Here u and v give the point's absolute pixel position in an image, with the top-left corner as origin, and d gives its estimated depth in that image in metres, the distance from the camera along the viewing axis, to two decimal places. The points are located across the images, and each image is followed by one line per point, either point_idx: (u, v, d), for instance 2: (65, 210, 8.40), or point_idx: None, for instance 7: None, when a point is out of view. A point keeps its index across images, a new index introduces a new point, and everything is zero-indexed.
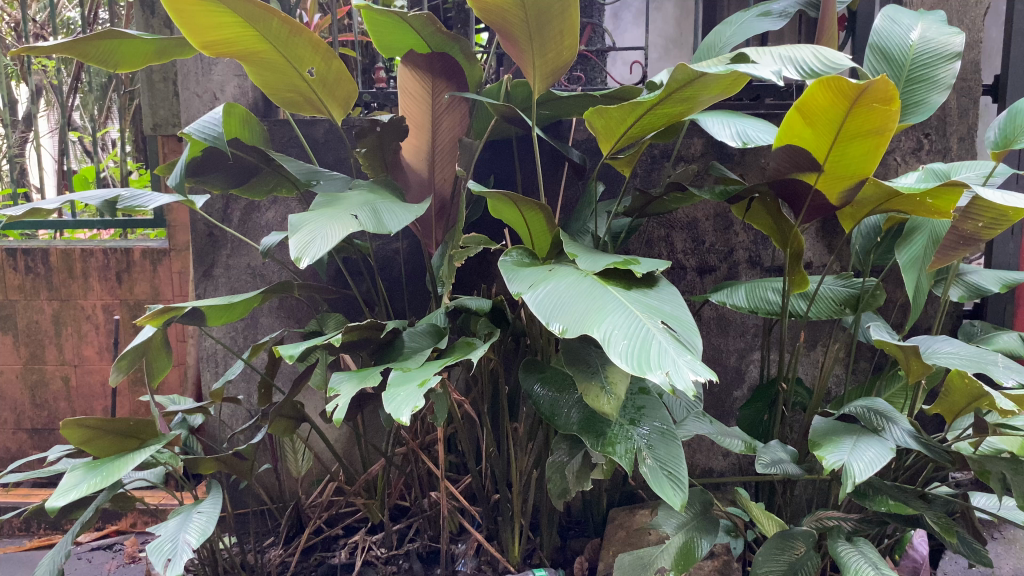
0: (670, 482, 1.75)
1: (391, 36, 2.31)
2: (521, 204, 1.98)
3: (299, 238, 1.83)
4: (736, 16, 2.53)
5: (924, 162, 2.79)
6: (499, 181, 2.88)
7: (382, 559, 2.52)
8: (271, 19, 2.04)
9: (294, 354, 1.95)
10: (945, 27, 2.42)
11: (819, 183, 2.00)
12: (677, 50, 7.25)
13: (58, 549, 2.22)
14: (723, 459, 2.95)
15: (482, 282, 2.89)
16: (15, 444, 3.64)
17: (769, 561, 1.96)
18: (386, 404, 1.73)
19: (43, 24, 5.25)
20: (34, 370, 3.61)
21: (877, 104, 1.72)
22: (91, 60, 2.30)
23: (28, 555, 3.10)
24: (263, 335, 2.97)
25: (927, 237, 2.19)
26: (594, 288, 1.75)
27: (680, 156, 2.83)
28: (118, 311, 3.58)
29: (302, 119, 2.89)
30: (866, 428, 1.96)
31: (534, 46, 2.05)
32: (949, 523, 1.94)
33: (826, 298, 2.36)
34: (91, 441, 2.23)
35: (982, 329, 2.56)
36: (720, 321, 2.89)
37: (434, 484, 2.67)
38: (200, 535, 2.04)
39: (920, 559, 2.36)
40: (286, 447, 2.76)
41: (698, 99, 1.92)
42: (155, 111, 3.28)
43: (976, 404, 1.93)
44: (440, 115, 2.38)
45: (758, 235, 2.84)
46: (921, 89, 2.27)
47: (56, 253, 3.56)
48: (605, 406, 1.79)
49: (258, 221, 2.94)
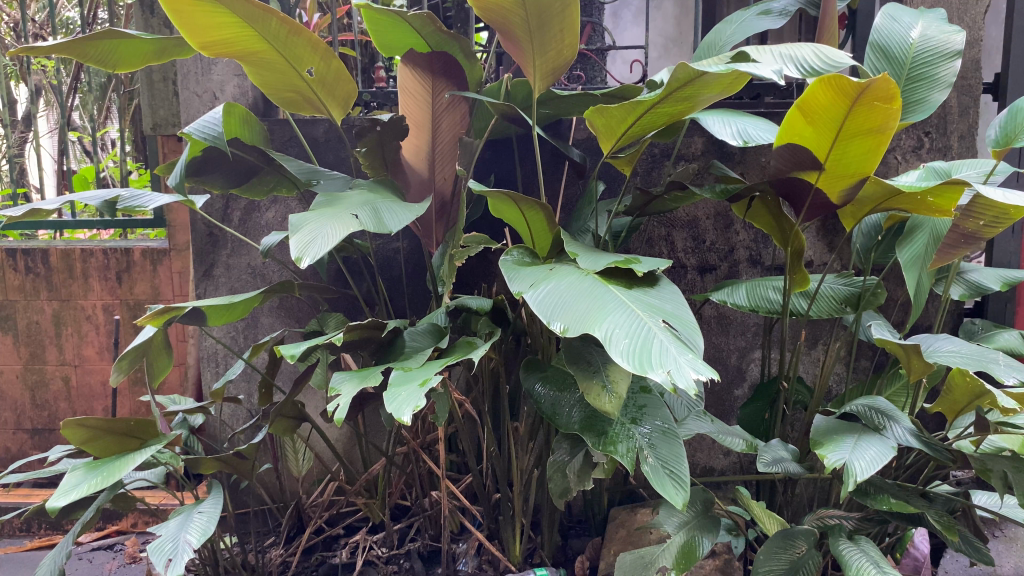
0: (672, 481, 1.75)
1: (391, 36, 2.31)
2: (521, 203, 1.98)
3: (299, 238, 1.83)
4: (736, 14, 2.52)
5: (925, 161, 2.79)
6: (499, 180, 2.88)
7: (383, 558, 2.51)
8: (270, 19, 2.03)
9: (295, 354, 1.95)
10: (946, 24, 2.41)
11: (820, 181, 1.99)
12: (677, 49, 7.26)
13: (59, 550, 2.22)
14: (724, 458, 2.95)
15: (482, 281, 2.89)
16: (15, 444, 3.64)
17: (770, 560, 1.96)
18: (386, 404, 1.72)
19: (43, 24, 5.25)
20: (34, 370, 3.61)
21: (878, 102, 1.72)
22: (90, 60, 2.30)
23: (28, 555, 3.10)
24: (263, 335, 2.97)
25: (929, 235, 2.20)
26: (595, 287, 1.74)
27: (680, 155, 2.83)
28: (118, 311, 3.58)
29: (302, 119, 2.89)
30: (867, 427, 1.95)
31: (534, 45, 2.04)
32: (951, 522, 1.93)
33: (826, 297, 2.36)
34: (92, 442, 2.23)
35: (982, 327, 2.56)
36: (720, 320, 2.88)
37: (435, 483, 2.66)
38: (201, 535, 2.04)
39: (921, 558, 2.36)
40: (286, 447, 2.76)
41: (699, 98, 1.92)
42: (155, 111, 3.28)
43: (977, 402, 1.93)
44: (440, 114, 2.38)
45: (758, 235, 2.84)
46: (921, 88, 2.27)
47: (55, 253, 3.56)
48: (606, 405, 1.79)
49: (258, 221, 2.93)
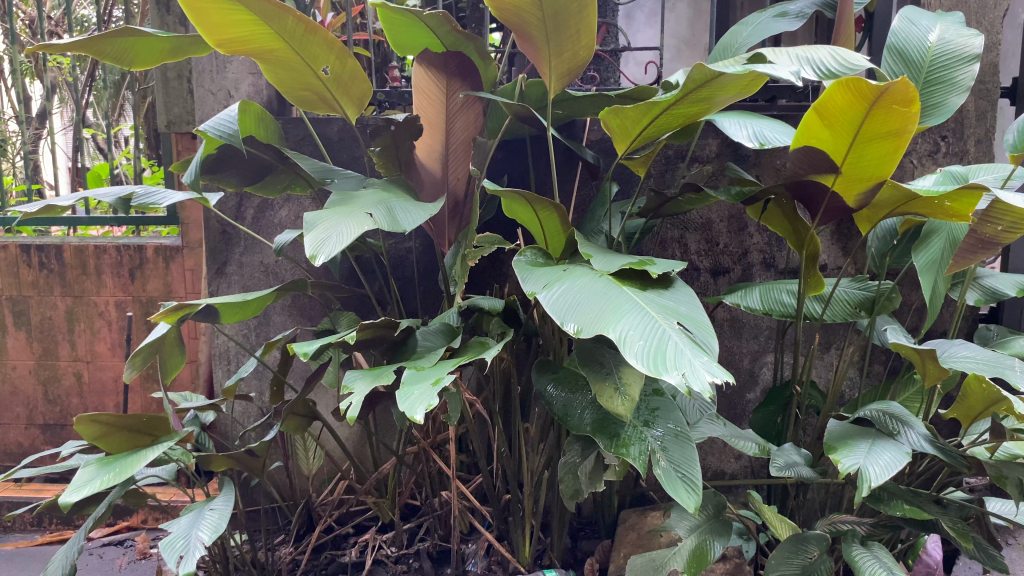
0: (685, 484, 1.74)
1: (407, 36, 2.30)
2: (535, 203, 1.98)
3: (314, 235, 1.84)
4: (751, 16, 2.50)
5: (941, 165, 2.77)
6: (513, 181, 2.87)
7: (392, 558, 2.53)
8: (286, 18, 2.03)
9: (308, 352, 1.95)
10: (964, 28, 2.40)
11: (836, 185, 1.98)
12: (690, 50, 7.26)
13: (71, 545, 2.22)
14: (735, 461, 2.93)
15: (494, 282, 2.89)
16: (27, 439, 3.65)
17: (782, 564, 1.95)
18: (400, 403, 1.72)
19: (59, 22, 5.25)
20: (47, 366, 3.63)
21: (896, 106, 1.71)
22: (107, 58, 2.31)
23: (41, 550, 3.12)
24: (275, 334, 2.97)
25: (945, 240, 2.18)
26: (609, 287, 1.74)
27: (695, 157, 2.82)
28: (131, 308, 3.59)
29: (316, 118, 2.90)
30: (881, 432, 1.94)
31: (550, 45, 2.04)
32: (966, 529, 1.91)
33: (840, 301, 2.34)
34: (104, 437, 2.23)
35: (997, 333, 2.52)
36: (733, 323, 2.87)
37: (445, 483, 2.66)
38: (213, 532, 2.04)
39: (934, 564, 2.27)
40: (296, 444, 2.77)
41: (716, 99, 1.91)
42: (169, 108, 3.30)
43: (994, 409, 1.92)
44: (454, 115, 2.38)
45: (773, 237, 2.82)
46: (940, 91, 2.26)
47: (70, 249, 3.57)
48: (618, 408, 1.78)
49: (271, 219, 2.94)
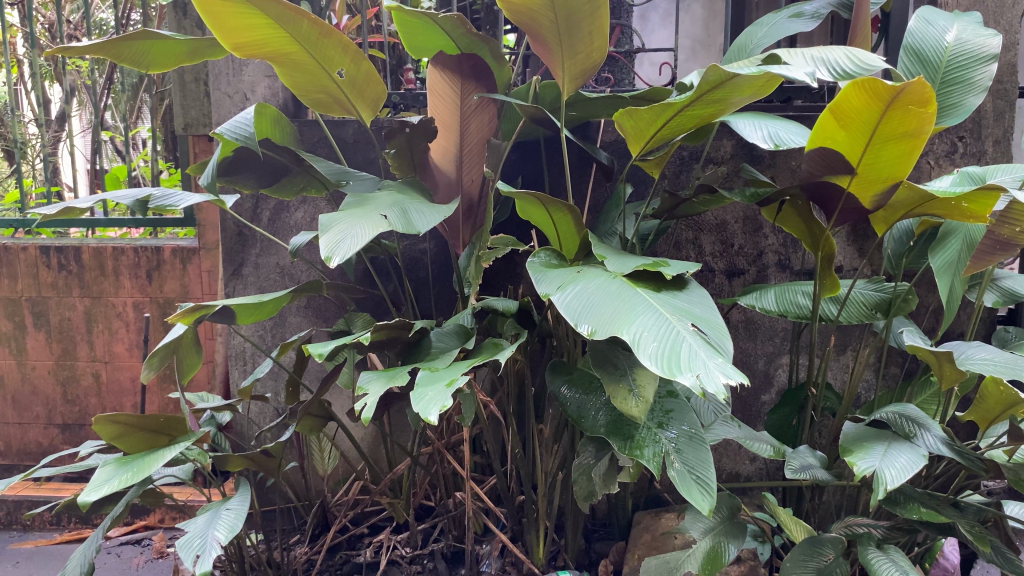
0: (699, 486, 1.73)
1: (422, 37, 2.30)
2: (548, 204, 1.98)
3: (329, 237, 1.85)
4: (767, 16, 2.49)
5: (959, 166, 2.75)
6: (527, 182, 2.88)
7: (406, 558, 2.53)
8: (301, 21, 2.05)
9: (323, 352, 1.96)
10: (982, 28, 2.38)
11: (851, 185, 1.97)
12: (704, 51, 7.25)
13: (89, 544, 2.24)
14: (751, 463, 2.93)
15: (509, 283, 2.90)
16: (47, 439, 3.70)
17: (797, 567, 1.94)
18: (414, 403, 1.73)
19: (79, 26, 5.33)
20: (66, 366, 3.67)
21: (913, 107, 1.70)
22: (125, 60, 2.34)
23: (60, 548, 3.16)
24: (291, 334, 3.00)
25: (962, 242, 2.16)
26: (623, 289, 1.74)
27: (709, 158, 2.81)
28: (148, 309, 3.63)
29: (332, 120, 2.92)
30: (897, 435, 1.92)
31: (564, 47, 2.05)
32: (984, 532, 1.89)
33: (856, 302, 2.33)
34: (123, 437, 2.25)
35: (1016, 335, 2.51)
36: (748, 325, 2.86)
37: (459, 484, 2.67)
38: (229, 531, 2.06)
39: (952, 568, 2.20)
40: (312, 445, 2.78)
41: (731, 100, 1.91)
42: (186, 111, 3.33)
43: (1013, 412, 1.91)
44: (468, 116, 2.39)
45: (788, 238, 2.81)
46: (956, 91, 2.25)
47: (88, 251, 3.61)
48: (632, 410, 1.78)
49: (287, 221, 2.96)
